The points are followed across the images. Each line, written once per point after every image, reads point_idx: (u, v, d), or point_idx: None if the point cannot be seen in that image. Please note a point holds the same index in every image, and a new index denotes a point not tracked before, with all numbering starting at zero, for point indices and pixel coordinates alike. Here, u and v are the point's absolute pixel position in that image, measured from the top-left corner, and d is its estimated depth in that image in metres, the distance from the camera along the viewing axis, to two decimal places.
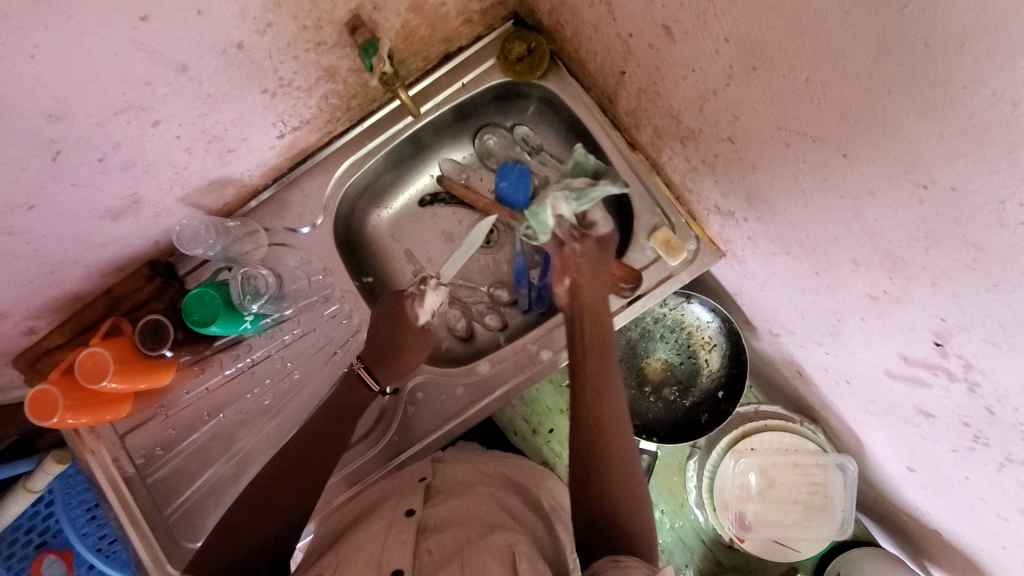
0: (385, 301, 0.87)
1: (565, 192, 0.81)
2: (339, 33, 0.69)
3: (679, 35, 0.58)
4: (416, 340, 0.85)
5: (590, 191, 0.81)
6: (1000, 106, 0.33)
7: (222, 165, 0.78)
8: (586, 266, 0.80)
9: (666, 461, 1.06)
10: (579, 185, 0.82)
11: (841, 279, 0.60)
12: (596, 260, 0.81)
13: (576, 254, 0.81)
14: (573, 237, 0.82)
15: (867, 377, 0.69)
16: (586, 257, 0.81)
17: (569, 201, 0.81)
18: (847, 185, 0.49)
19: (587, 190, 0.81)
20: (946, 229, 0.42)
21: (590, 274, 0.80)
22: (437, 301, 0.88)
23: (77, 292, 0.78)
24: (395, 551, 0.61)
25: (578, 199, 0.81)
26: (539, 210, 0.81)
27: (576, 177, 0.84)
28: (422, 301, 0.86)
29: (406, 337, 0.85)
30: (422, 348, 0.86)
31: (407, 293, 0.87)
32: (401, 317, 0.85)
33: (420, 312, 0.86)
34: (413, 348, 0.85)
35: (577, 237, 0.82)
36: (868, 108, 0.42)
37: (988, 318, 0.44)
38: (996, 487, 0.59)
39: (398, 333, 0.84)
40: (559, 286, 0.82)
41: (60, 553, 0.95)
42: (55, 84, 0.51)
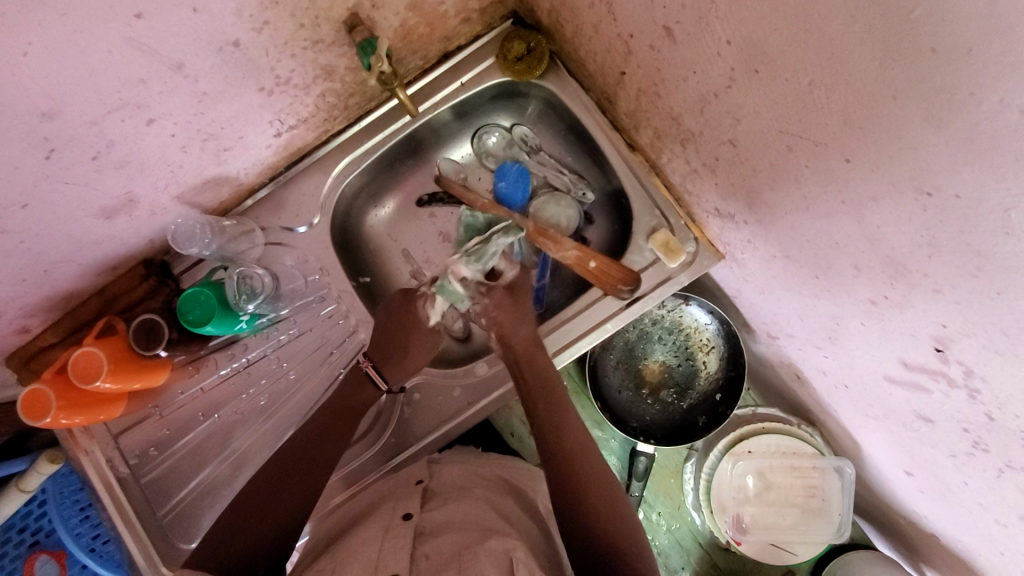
0: (394, 300, 0.87)
1: (463, 254, 0.83)
2: (337, 32, 0.69)
3: (681, 37, 0.57)
4: (425, 342, 0.86)
5: (487, 248, 0.83)
6: (1007, 113, 0.33)
7: (218, 164, 0.77)
8: (507, 315, 0.84)
9: (663, 463, 1.07)
10: (473, 244, 0.84)
11: (842, 283, 0.60)
12: (510, 305, 0.85)
13: (490, 307, 0.85)
14: (483, 291, 0.86)
15: (866, 382, 0.69)
16: (500, 308, 0.85)
17: (469, 263, 0.82)
18: (849, 189, 0.49)
19: (483, 248, 0.83)
20: (949, 235, 0.42)
21: (511, 320, 0.84)
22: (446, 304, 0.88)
23: (71, 291, 0.77)
24: (392, 556, 0.60)
25: (478, 259, 0.83)
26: (445, 282, 0.84)
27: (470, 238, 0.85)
28: (433, 303, 0.86)
29: (417, 337, 0.85)
30: (429, 349, 0.87)
31: (416, 293, 0.87)
32: (413, 318, 0.85)
33: (429, 313, 0.86)
34: (421, 350, 0.86)
35: (486, 292, 0.86)
36: (872, 113, 0.41)
37: (990, 325, 0.44)
38: (995, 493, 0.58)
39: (409, 333, 0.85)
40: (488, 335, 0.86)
41: (53, 553, 0.94)
42: (48, 82, 0.50)
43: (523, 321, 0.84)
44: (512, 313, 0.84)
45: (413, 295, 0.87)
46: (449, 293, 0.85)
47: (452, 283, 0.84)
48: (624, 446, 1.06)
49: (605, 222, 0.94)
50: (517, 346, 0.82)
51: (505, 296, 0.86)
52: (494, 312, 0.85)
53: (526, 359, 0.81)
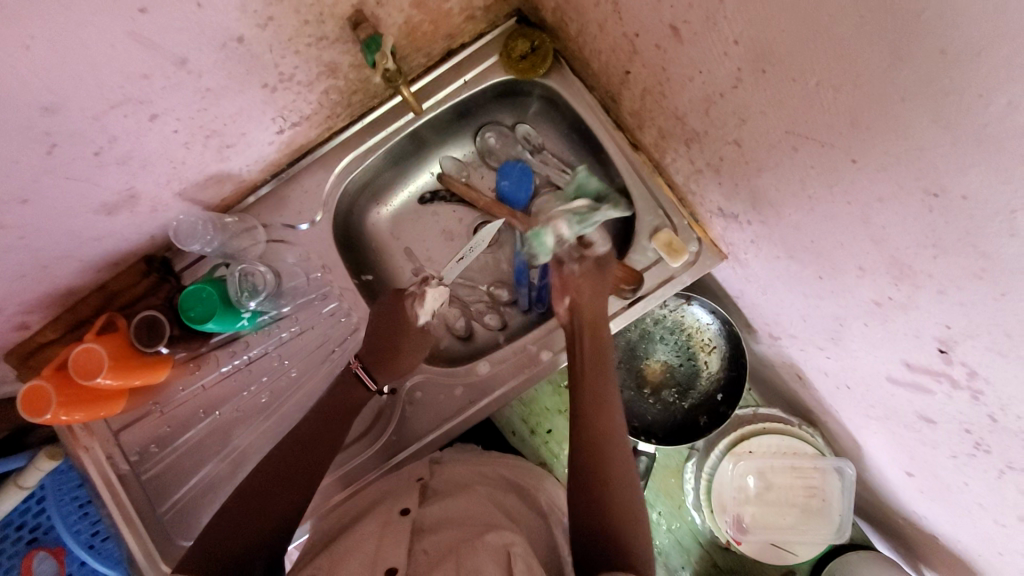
0: (387, 299, 0.86)
1: (569, 213, 0.82)
2: (341, 29, 0.68)
3: (687, 36, 0.57)
4: (416, 342, 0.85)
5: (593, 215, 0.82)
6: (1016, 115, 0.33)
7: (220, 161, 0.77)
8: (588, 285, 0.80)
9: (664, 462, 1.07)
10: (580, 207, 0.83)
11: (846, 284, 0.60)
12: (596, 277, 0.81)
13: (575, 274, 0.81)
14: (573, 257, 0.83)
15: (868, 382, 0.69)
16: (586, 277, 0.81)
17: (572, 223, 0.82)
18: (855, 190, 0.48)
19: (590, 214, 0.82)
20: (955, 237, 0.42)
21: (591, 291, 0.80)
22: (438, 302, 0.87)
23: (72, 287, 0.77)
24: (390, 550, 0.61)
25: (580, 223, 0.82)
26: (539, 231, 0.82)
27: (579, 198, 0.84)
28: (423, 301, 0.85)
29: (407, 337, 0.84)
30: (420, 350, 0.86)
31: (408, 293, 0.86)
32: (402, 318, 0.84)
33: (419, 312, 0.84)
34: (412, 350, 0.85)
35: (576, 258, 0.82)
36: (879, 114, 0.41)
37: (994, 326, 0.44)
38: (996, 495, 0.58)
39: (399, 334, 0.84)
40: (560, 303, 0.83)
41: (51, 549, 0.94)
42: (50, 76, 0.50)
43: (601, 296, 0.80)
44: (594, 283, 0.80)
45: (403, 295, 0.87)
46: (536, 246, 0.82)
47: (547, 235, 0.82)
48: None
49: None
50: (587, 322, 0.79)
51: (593, 267, 0.81)
52: (574, 278, 0.81)
53: None
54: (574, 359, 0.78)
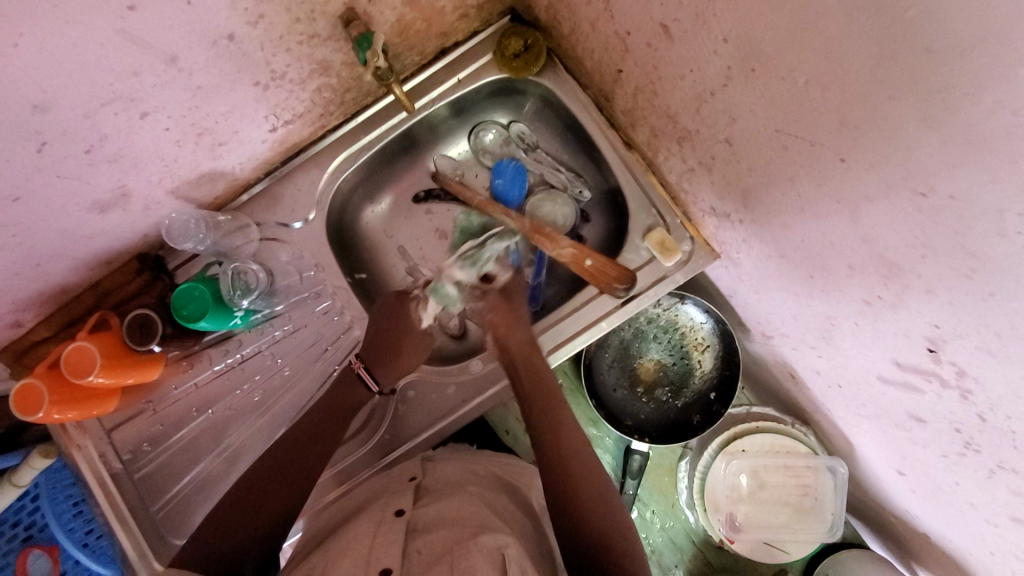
0: (388, 302, 0.88)
1: (458, 259, 0.85)
2: (333, 26, 0.68)
3: (678, 35, 0.57)
4: (417, 343, 0.86)
5: (481, 252, 0.85)
6: (1001, 114, 0.33)
7: (213, 159, 0.77)
8: (504, 319, 0.83)
9: (659, 461, 1.06)
10: (468, 249, 0.86)
11: (837, 283, 0.60)
12: (506, 308, 0.84)
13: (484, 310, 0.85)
14: (478, 295, 0.85)
15: (860, 381, 0.69)
16: (496, 310, 0.84)
17: (464, 266, 0.84)
18: (844, 189, 0.49)
19: (478, 252, 0.85)
20: (943, 236, 0.42)
21: (507, 324, 0.82)
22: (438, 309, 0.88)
23: (65, 285, 0.77)
24: (384, 551, 0.61)
25: (473, 263, 0.85)
26: (439, 286, 0.84)
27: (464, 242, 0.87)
28: (426, 306, 0.86)
29: (408, 337, 0.85)
30: (422, 351, 0.86)
31: (409, 296, 0.87)
32: (404, 319, 0.85)
33: (423, 314, 0.85)
34: (413, 350, 0.86)
35: (481, 295, 0.85)
36: (868, 113, 0.41)
37: (982, 326, 0.44)
38: (986, 494, 0.59)
39: (401, 334, 0.85)
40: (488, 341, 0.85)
41: (46, 547, 0.93)
42: (40, 74, 0.50)
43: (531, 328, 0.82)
44: (509, 318, 0.83)
45: (407, 298, 0.87)
46: (442, 297, 0.85)
47: (447, 285, 0.84)
48: (619, 444, 1.05)
49: (601, 220, 0.94)
50: (516, 351, 0.81)
51: (500, 300, 0.84)
52: (488, 313, 0.84)
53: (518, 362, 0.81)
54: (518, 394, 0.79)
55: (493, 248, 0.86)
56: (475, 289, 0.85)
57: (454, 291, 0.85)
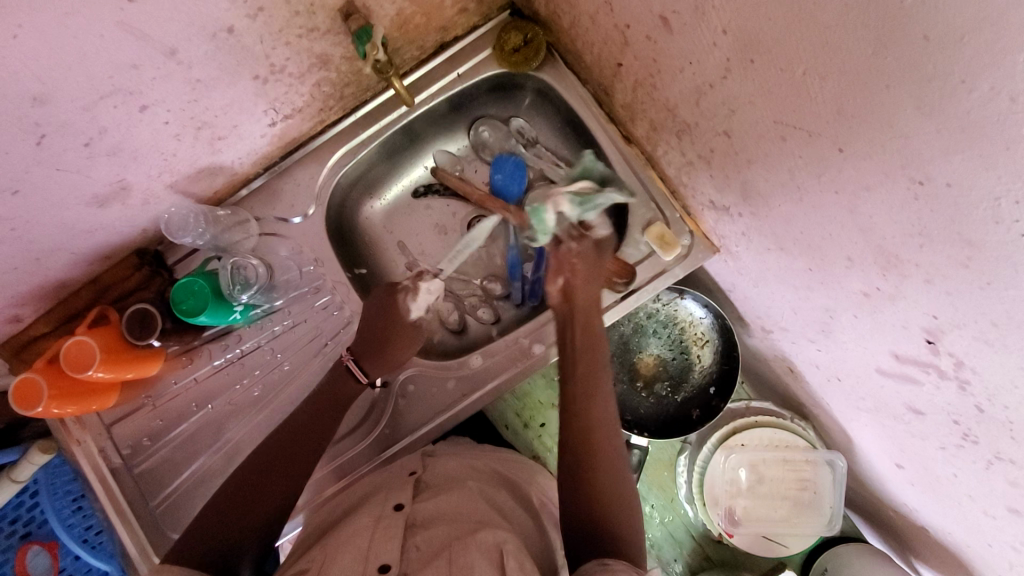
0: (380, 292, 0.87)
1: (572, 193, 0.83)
2: (332, 20, 0.68)
3: (677, 27, 0.57)
4: (406, 335, 0.85)
5: (595, 198, 0.83)
6: (997, 101, 0.33)
7: (212, 153, 0.77)
8: (584, 268, 0.80)
9: (657, 456, 1.06)
10: (583, 190, 0.84)
11: (835, 276, 0.60)
12: (592, 259, 0.81)
13: (573, 252, 0.82)
14: (572, 237, 0.83)
15: (859, 374, 0.70)
16: (581, 257, 0.81)
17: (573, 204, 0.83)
18: (843, 180, 0.49)
19: (592, 197, 0.83)
20: (941, 226, 0.42)
21: (584, 278, 0.80)
22: (430, 299, 0.89)
23: (64, 280, 0.77)
24: (383, 546, 0.61)
25: (582, 206, 0.83)
26: (542, 208, 0.83)
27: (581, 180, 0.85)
28: (415, 296, 0.87)
29: (396, 330, 0.84)
30: (412, 344, 0.85)
31: (400, 286, 0.87)
32: (393, 309, 0.85)
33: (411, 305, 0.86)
34: (404, 343, 0.84)
35: (576, 238, 0.82)
36: (867, 103, 0.41)
37: (979, 316, 0.44)
38: (984, 485, 0.59)
39: (391, 326, 0.84)
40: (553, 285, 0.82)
41: (45, 543, 0.93)
42: (39, 66, 0.50)
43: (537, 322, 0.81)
44: (590, 267, 0.80)
45: (396, 288, 0.87)
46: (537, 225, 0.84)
47: (547, 212, 0.83)
48: None
49: None
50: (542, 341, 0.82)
51: (589, 250, 0.82)
52: (569, 258, 0.81)
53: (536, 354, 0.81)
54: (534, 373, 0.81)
55: (606, 198, 0.84)
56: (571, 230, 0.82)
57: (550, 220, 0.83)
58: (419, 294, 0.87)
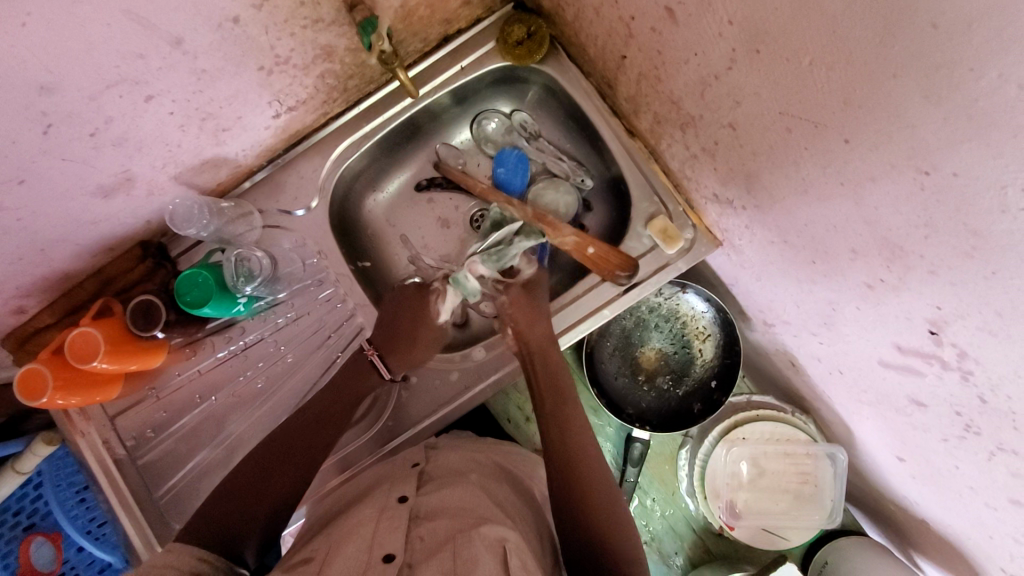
0: (410, 292, 0.90)
1: (482, 253, 0.86)
2: (337, 11, 0.68)
3: (683, 18, 0.57)
4: (434, 334, 0.88)
5: (506, 250, 0.86)
6: (1005, 88, 0.33)
7: (216, 145, 0.77)
8: (523, 313, 0.84)
9: (659, 449, 1.06)
10: (495, 244, 0.87)
11: (838, 267, 0.60)
12: (526, 302, 0.86)
13: (506, 304, 0.86)
14: (501, 289, 0.87)
15: (860, 367, 0.70)
16: (515, 305, 0.85)
17: (488, 262, 0.86)
18: (848, 170, 0.49)
19: (506, 248, 0.86)
20: (946, 215, 0.42)
21: (526, 319, 0.84)
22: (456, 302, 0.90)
23: (67, 272, 0.78)
24: (388, 537, 0.61)
25: (497, 260, 0.86)
26: (461, 276, 0.87)
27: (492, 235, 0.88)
28: (443, 300, 0.89)
29: (425, 327, 0.87)
30: (435, 343, 0.88)
31: (429, 289, 0.91)
32: (424, 309, 0.88)
33: (440, 308, 0.88)
34: (428, 341, 0.87)
35: (503, 289, 0.87)
36: (872, 93, 0.41)
37: (985, 306, 0.44)
38: (985, 477, 0.59)
39: (418, 322, 0.87)
40: (505, 331, 0.87)
41: (49, 534, 0.93)
42: (46, 54, 0.50)
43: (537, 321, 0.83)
44: (528, 312, 0.84)
45: (426, 290, 0.91)
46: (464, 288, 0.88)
47: (468, 279, 0.87)
48: (620, 432, 1.05)
49: (603, 210, 0.94)
50: (540, 339, 0.82)
51: (521, 295, 0.86)
52: (506, 305, 0.86)
53: (533, 353, 0.82)
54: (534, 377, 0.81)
55: (518, 247, 0.86)
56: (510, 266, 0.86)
57: (474, 285, 0.87)
58: (446, 297, 0.89)
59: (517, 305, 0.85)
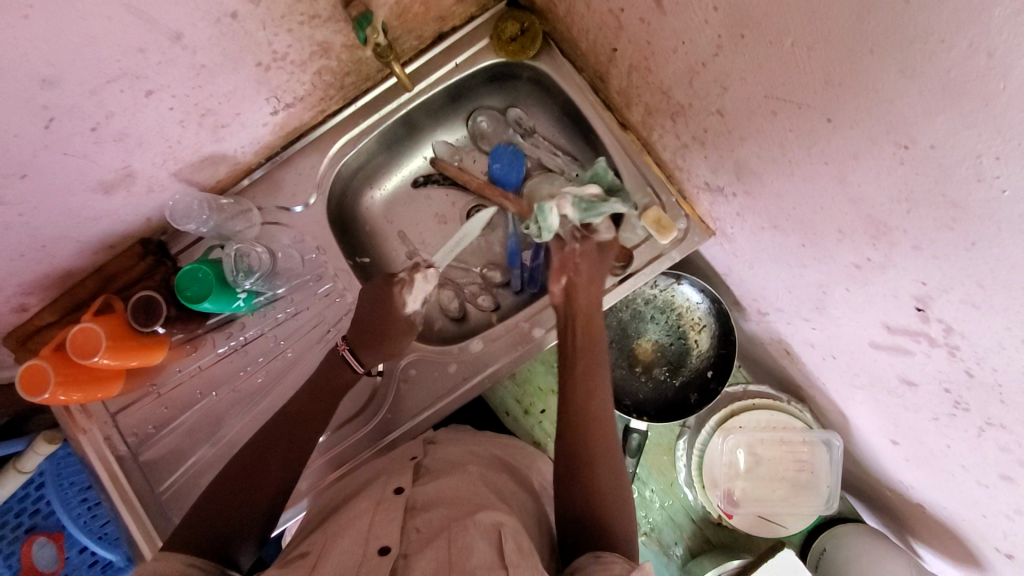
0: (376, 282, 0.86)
1: (577, 195, 0.82)
2: (333, 7, 0.70)
3: (670, 7, 0.59)
4: (404, 328, 0.85)
5: (600, 206, 0.82)
6: (977, 57, 0.34)
7: (215, 141, 0.78)
8: (585, 273, 0.82)
9: (657, 440, 1.08)
10: (592, 193, 0.82)
11: (827, 249, 0.61)
12: (596, 263, 0.83)
13: (576, 253, 0.83)
14: (576, 239, 0.84)
15: (852, 350, 0.71)
16: (585, 258, 0.83)
17: (577, 207, 0.82)
18: (832, 150, 0.50)
19: (598, 204, 0.82)
20: (926, 188, 0.43)
21: (586, 282, 0.82)
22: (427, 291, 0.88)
23: (68, 269, 0.79)
24: (383, 528, 0.61)
25: (585, 211, 0.82)
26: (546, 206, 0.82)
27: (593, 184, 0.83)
28: (411, 289, 0.86)
29: (394, 321, 0.84)
30: (405, 335, 0.85)
31: (397, 279, 0.86)
32: (390, 301, 0.84)
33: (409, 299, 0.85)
34: (398, 335, 0.84)
35: (579, 240, 0.84)
36: (851, 71, 0.43)
37: (967, 278, 0.45)
38: (976, 453, 0.60)
39: (387, 315, 0.84)
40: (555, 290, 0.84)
41: (51, 535, 0.94)
42: (48, 48, 0.51)
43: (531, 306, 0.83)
44: (591, 274, 0.82)
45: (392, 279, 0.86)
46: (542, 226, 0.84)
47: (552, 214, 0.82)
48: (618, 424, 1.06)
49: None
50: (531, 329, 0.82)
51: (592, 252, 0.83)
52: None
53: None
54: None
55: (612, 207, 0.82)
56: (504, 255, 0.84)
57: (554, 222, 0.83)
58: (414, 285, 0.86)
59: (586, 259, 0.83)
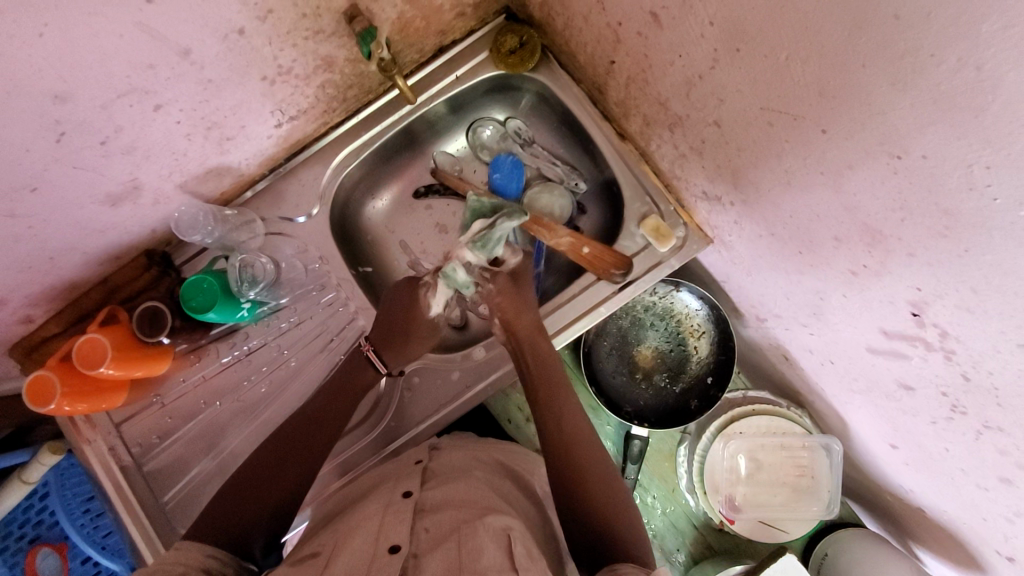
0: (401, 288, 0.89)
1: (470, 241, 0.84)
2: (337, 22, 0.71)
3: (667, 22, 0.60)
4: (425, 331, 0.87)
5: (493, 234, 0.84)
6: (965, 71, 0.36)
7: (220, 154, 0.79)
8: (511, 302, 0.85)
9: (657, 447, 1.07)
10: (479, 230, 0.84)
11: (824, 256, 0.62)
12: (514, 293, 0.86)
13: (493, 294, 0.86)
14: (486, 276, 0.87)
15: (850, 355, 0.72)
16: (503, 294, 0.86)
17: (475, 249, 0.84)
18: (826, 160, 0.51)
19: (489, 233, 0.84)
20: (920, 197, 0.44)
21: (514, 310, 0.85)
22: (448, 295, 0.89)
23: (74, 281, 0.79)
24: (393, 528, 0.62)
25: (485, 247, 0.84)
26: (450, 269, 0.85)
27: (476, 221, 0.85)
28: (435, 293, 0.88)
29: (416, 325, 0.86)
30: (429, 337, 0.88)
31: (420, 283, 0.88)
32: (413, 306, 0.86)
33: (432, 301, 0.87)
34: (421, 338, 0.87)
35: (489, 278, 0.87)
36: (843, 84, 0.44)
37: (960, 283, 0.47)
38: (974, 456, 0.61)
39: (409, 320, 0.86)
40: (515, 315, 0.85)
41: (54, 546, 0.94)
42: (61, 65, 0.52)
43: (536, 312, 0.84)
44: (517, 302, 0.85)
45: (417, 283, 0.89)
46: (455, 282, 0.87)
47: (458, 271, 0.85)
48: (619, 431, 1.06)
49: (597, 212, 0.97)
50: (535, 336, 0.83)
51: (509, 284, 0.87)
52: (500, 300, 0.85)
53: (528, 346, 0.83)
54: (531, 370, 0.82)
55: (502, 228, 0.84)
56: (504, 261, 0.84)
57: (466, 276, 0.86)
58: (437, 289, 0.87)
59: (504, 294, 0.86)
